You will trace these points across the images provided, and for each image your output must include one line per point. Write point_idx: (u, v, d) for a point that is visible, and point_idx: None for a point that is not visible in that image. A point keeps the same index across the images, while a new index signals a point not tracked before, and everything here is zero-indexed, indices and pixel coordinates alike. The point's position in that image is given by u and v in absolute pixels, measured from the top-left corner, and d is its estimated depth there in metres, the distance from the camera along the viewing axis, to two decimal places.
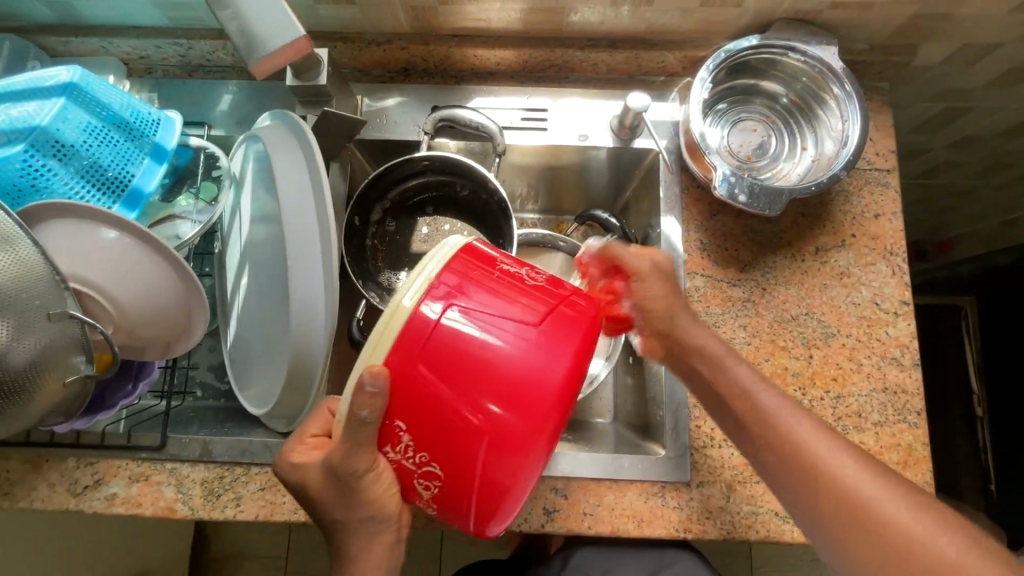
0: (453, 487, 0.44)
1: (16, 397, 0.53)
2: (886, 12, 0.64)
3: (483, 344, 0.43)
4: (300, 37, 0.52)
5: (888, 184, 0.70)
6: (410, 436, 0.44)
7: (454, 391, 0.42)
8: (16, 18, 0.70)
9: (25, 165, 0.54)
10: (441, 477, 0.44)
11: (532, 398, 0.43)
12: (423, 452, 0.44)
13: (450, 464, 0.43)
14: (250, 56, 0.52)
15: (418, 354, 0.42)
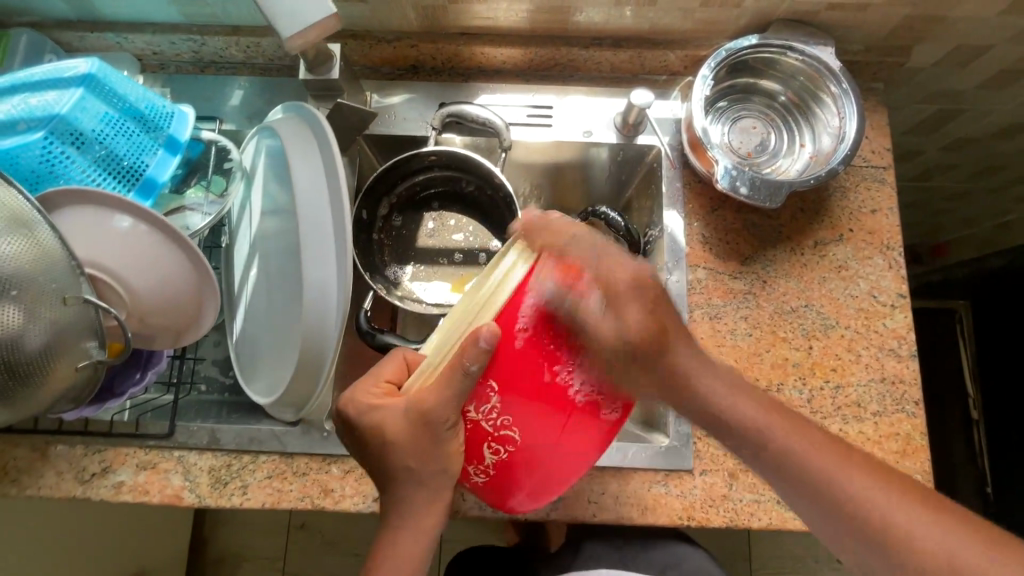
0: (526, 452, 0.51)
1: (29, 381, 0.54)
2: (880, 13, 0.66)
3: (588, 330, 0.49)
4: (329, 16, 0.51)
5: (884, 180, 0.72)
6: (500, 400, 0.48)
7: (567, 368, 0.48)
8: (35, 14, 0.72)
9: (44, 152, 0.56)
10: (517, 443, 0.50)
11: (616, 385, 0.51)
12: (507, 417, 0.49)
13: (536, 432, 0.49)
14: (279, 30, 0.50)
15: (536, 324, 0.46)
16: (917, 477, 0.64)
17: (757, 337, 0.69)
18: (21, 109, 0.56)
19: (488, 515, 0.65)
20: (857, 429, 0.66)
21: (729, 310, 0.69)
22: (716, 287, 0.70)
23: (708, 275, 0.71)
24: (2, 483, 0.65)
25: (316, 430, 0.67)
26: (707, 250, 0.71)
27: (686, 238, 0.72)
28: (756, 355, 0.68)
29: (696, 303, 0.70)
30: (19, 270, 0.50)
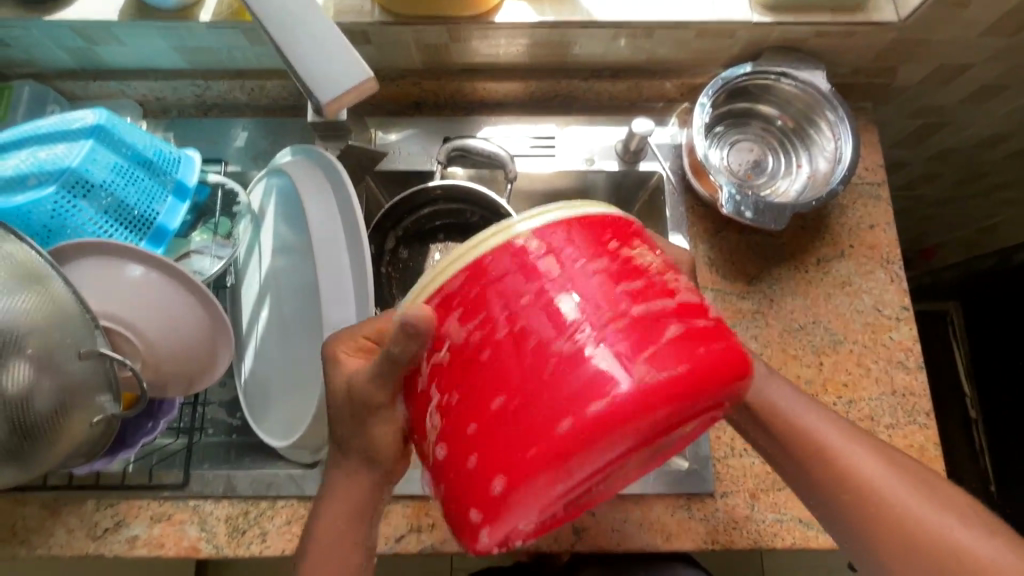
0: (467, 476, 0.36)
1: (45, 439, 0.53)
2: (866, 39, 0.69)
3: (577, 351, 0.35)
4: (365, 78, 0.47)
5: (879, 196, 0.74)
6: (455, 417, 0.37)
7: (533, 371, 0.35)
8: (36, 65, 0.72)
9: (55, 207, 0.56)
10: (459, 461, 0.37)
11: (564, 408, 0.34)
12: (459, 435, 0.36)
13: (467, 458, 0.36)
14: (316, 94, 0.46)
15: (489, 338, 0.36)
16: None
17: (769, 355, 0.69)
18: (31, 163, 0.56)
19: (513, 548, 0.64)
20: None
21: (739, 331, 0.70)
22: (725, 308, 0.71)
23: (717, 296, 0.72)
24: (11, 543, 0.64)
25: None
26: (714, 272, 0.73)
27: (693, 260, 0.73)
28: None
29: None
30: (33, 326, 0.50)
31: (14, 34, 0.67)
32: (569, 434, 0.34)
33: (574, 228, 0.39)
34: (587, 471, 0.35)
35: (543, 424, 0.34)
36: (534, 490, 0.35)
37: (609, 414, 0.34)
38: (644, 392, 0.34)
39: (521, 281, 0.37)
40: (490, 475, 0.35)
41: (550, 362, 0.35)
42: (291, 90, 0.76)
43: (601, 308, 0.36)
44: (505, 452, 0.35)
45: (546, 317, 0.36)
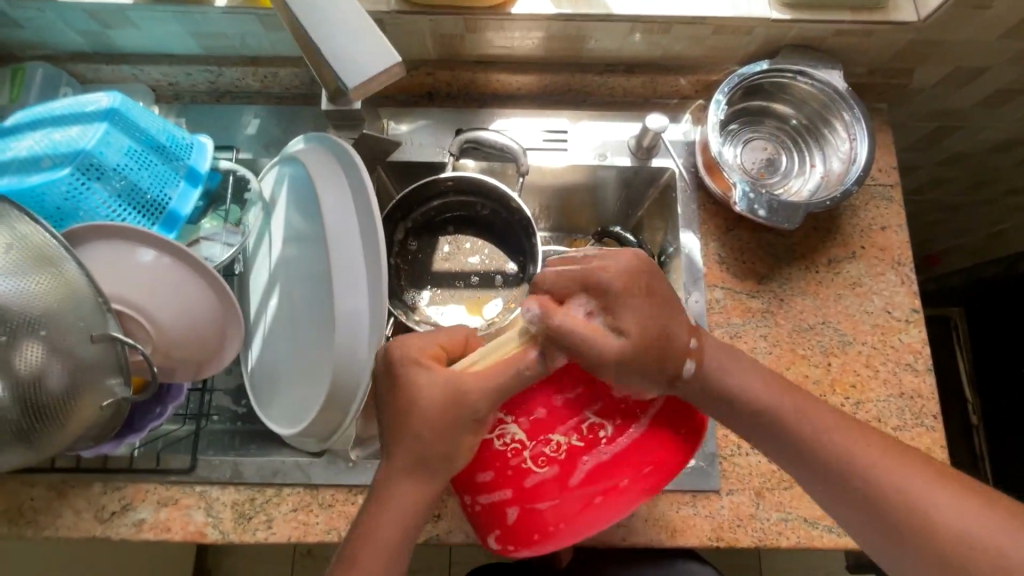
0: (524, 525, 0.51)
1: (55, 420, 0.53)
2: (884, 39, 0.68)
3: (601, 447, 0.51)
4: (394, 63, 0.47)
5: (892, 198, 0.74)
6: (513, 485, 0.51)
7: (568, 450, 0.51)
8: (49, 47, 0.72)
9: (69, 188, 0.56)
10: (519, 515, 0.51)
11: (597, 484, 0.51)
12: (517, 496, 0.51)
13: (527, 517, 0.51)
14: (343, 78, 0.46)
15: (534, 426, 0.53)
16: None
17: (778, 355, 0.69)
18: (45, 145, 0.56)
19: None
20: None
21: (748, 330, 0.70)
22: (734, 306, 0.71)
23: (726, 294, 0.72)
24: (18, 524, 0.64)
25: (341, 460, 0.66)
26: (724, 270, 0.72)
27: (703, 258, 0.73)
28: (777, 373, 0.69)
29: (715, 323, 0.70)
30: (45, 307, 0.50)
31: (29, 15, 0.66)
32: (597, 491, 0.51)
33: (581, 348, 0.54)
34: (607, 516, 0.52)
35: (580, 487, 0.51)
36: (574, 535, 0.52)
37: (620, 474, 0.51)
38: (650, 481, 0.52)
39: (556, 388, 0.54)
40: (536, 502, 0.51)
41: (593, 443, 0.52)
42: (304, 78, 0.76)
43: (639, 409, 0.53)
44: (551, 492, 0.51)
45: (602, 402, 0.53)
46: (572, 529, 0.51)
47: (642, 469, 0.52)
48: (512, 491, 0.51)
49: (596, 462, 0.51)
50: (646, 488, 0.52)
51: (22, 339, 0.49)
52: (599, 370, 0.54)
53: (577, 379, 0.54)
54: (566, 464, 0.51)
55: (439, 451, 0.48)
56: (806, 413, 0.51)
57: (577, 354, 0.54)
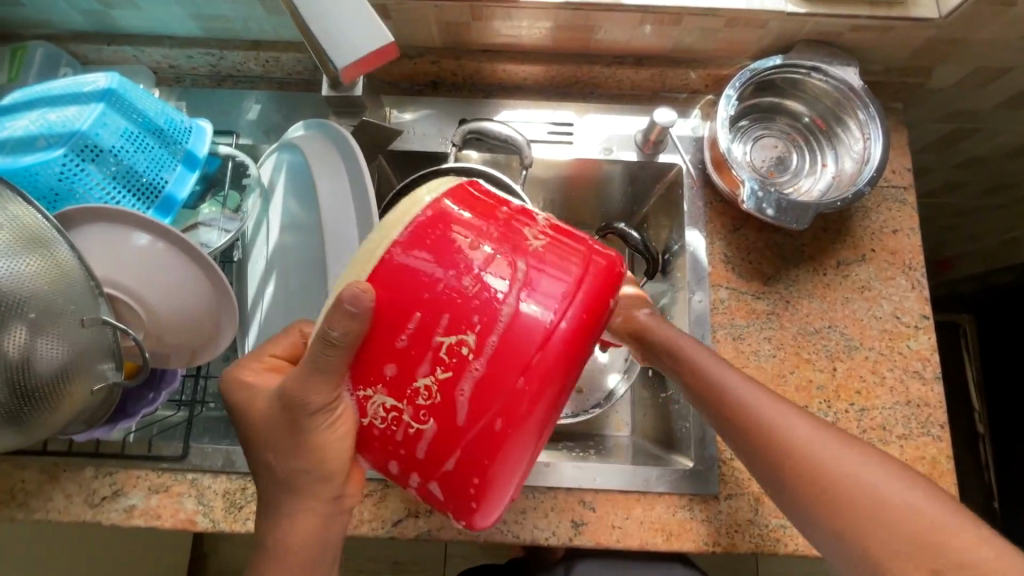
0: (445, 457, 0.40)
1: (45, 404, 0.52)
2: (903, 36, 0.66)
3: (492, 316, 0.38)
4: (387, 42, 0.46)
5: (905, 201, 0.72)
6: (405, 408, 0.39)
7: (452, 344, 0.38)
8: (50, 26, 0.71)
9: (63, 169, 0.55)
10: (432, 444, 0.39)
11: (499, 367, 0.38)
12: (414, 421, 0.39)
13: (444, 447, 0.39)
14: (334, 60, 0.45)
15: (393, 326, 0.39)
16: None
17: (781, 358, 0.68)
18: (40, 124, 0.55)
19: (510, 539, 0.63)
20: (883, 453, 0.65)
21: (752, 331, 0.69)
22: (739, 307, 0.69)
23: (731, 295, 0.70)
24: (10, 506, 0.64)
25: None
26: (730, 270, 0.71)
27: (708, 257, 0.71)
28: (780, 377, 0.67)
29: (719, 324, 0.69)
30: (36, 290, 0.49)
31: None
32: (507, 377, 0.38)
33: (435, 214, 0.41)
34: (528, 439, 0.40)
35: (480, 378, 0.38)
36: (510, 451, 0.39)
37: (529, 346, 0.38)
38: (556, 371, 0.39)
39: (424, 274, 0.39)
40: (437, 463, 0.40)
41: (460, 358, 0.38)
42: (307, 64, 0.75)
43: (499, 286, 0.39)
44: (445, 441, 0.39)
45: (449, 309, 0.39)
46: (488, 473, 0.39)
47: (538, 359, 0.38)
48: (406, 460, 0.41)
49: (494, 340, 0.38)
50: (564, 352, 0.39)
51: (10, 323, 0.48)
52: (420, 271, 0.39)
53: (400, 296, 0.39)
54: (457, 359, 0.38)
55: None
56: (749, 402, 0.50)
57: (390, 249, 0.40)
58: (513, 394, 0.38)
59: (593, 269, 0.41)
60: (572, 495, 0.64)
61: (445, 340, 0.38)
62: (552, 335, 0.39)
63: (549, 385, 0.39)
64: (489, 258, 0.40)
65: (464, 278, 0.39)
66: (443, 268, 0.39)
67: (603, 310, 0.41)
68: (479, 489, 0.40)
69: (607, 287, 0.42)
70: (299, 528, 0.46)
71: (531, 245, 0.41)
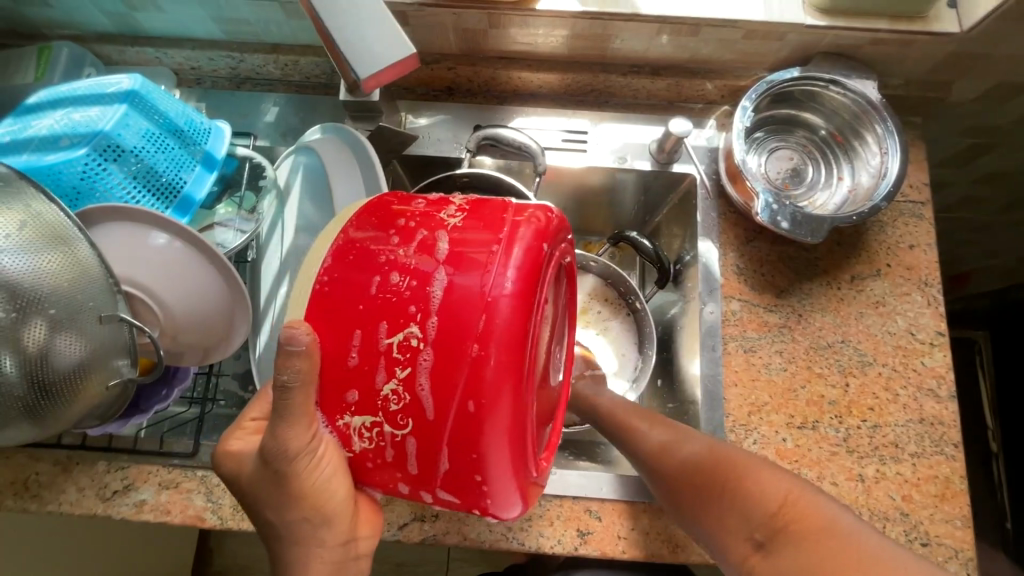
0: (433, 459, 0.39)
1: (61, 399, 0.53)
2: (924, 50, 0.65)
3: (429, 309, 0.38)
4: (409, 54, 0.46)
5: (923, 216, 0.71)
6: (380, 424, 0.40)
7: (396, 348, 0.38)
8: (76, 27, 0.73)
9: (86, 168, 0.56)
10: (419, 451, 0.39)
11: (451, 354, 0.37)
12: (394, 435, 0.39)
13: (431, 448, 0.39)
14: (354, 66, 0.45)
15: (339, 355, 0.40)
16: (957, 523, 0.62)
17: (792, 372, 0.67)
18: (65, 124, 0.57)
19: (515, 546, 0.63)
20: (895, 472, 0.64)
21: (764, 344, 0.68)
22: (750, 320, 0.69)
23: (743, 307, 0.69)
24: (23, 497, 0.65)
25: None
26: (742, 281, 0.70)
27: (720, 268, 0.71)
28: (791, 391, 0.67)
29: (730, 335, 0.68)
30: (56, 286, 0.50)
31: None
32: (461, 358, 0.37)
33: (345, 238, 0.42)
34: (511, 409, 0.38)
35: (434, 369, 0.38)
36: (491, 430, 0.38)
37: (468, 321, 0.37)
38: (512, 331, 0.37)
39: (353, 296, 0.40)
40: (430, 466, 0.40)
41: (411, 353, 0.38)
42: (325, 68, 0.76)
43: (425, 272, 0.39)
44: (428, 440, 0.39)
45: (386, 314, 0.39)
46: (482, 455, 0.38)
47: (490, 322, 0.37)
48: (405, 473, 0.41)
49: (436, 331, 0.38)
50: (507, 316, 0.37)
51: (30, 318, 0.49)
52: (349, 287, 0.40)
53: (337, 317, 0.40)
54: (408, 360, 0.38)
55: None
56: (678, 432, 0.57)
57: (316, 281, 0.41)
58: (472, 373, 0.37)
59: (520, 223, 0.40)
60: (578, 504, 0.64)
61: (394, 346, 0.38)
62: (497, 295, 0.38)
63: (504, 355, 0.37)
64: (413, 249, 0.40)
65: (394, 280, 0.39)
66: (372, 276, 0.40)
67: (541, 258, 0.40)
68: (478, 475, 0.39)
69: (538, 234, 0.40)
70: (308, 529, 0.46)
71: (446, 221, 0.41)
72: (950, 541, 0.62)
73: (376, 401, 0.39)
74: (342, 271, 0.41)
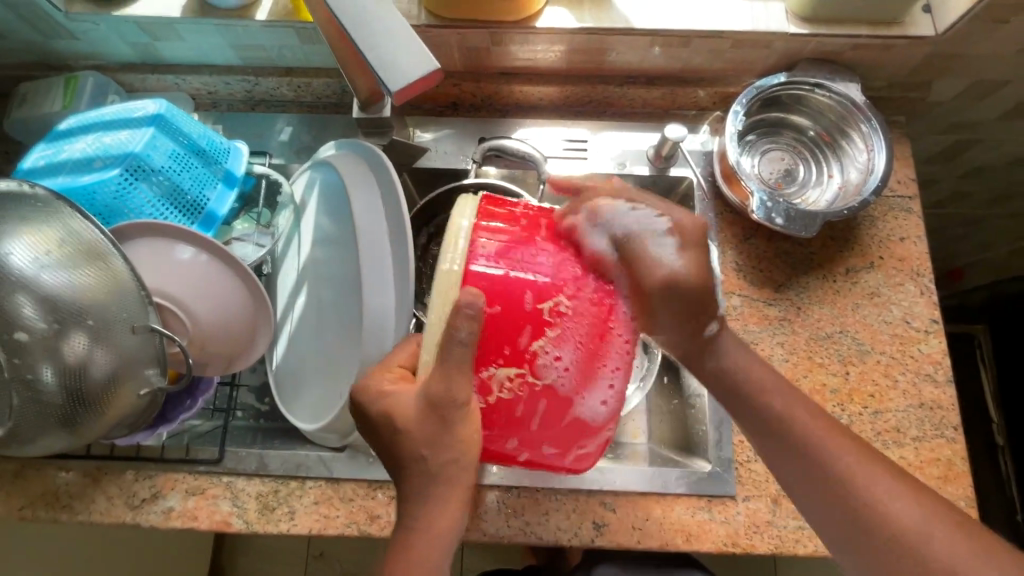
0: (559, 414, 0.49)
1: (95, 408, 0.56)
2: (903, 53, 0.69)
3: (574, 295, 0.48)
4: (434, 70, 0.48)
5: (911, 210, 0.75)
6: (525, 385, 0.48)
7: (553, 323, 0.47)
8: (99, 58, 0.77)
9: (118, 188, 0.59)
10: (551, 407, 0.49)
11: (592, 334, 0.48)
12: (534, 395, 0.48)
13: (562, 403, 0.49)
14: (385, 83, 0.47)
15: (500, 325, 0.47)
16: (961, 503, 0.65)
17: (794, 362, 0.70)
18: (96, 147, 0.60)
19: (533, 540, 0.65)
20: (898, 455, 0.66)
21: (765, 337, 0.71)
22: (752, 314, 0.72)
23: (744, 302, 0.72)
24: (54, 508, 0.67)
25: (362, 455, 0.67)
26: (742, 278, 0.73)
27: (720, 265, 0.73)
28: (793, 381, 0.69)
29: (733, 329, 0.71)
30: (93, 299, 0.53)
31: (83, 27, 0.71)
32: (597, 336, 0.49)
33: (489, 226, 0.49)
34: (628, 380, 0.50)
35: (579, 343, 0.48)
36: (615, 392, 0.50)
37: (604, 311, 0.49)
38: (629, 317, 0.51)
39: (511, 278, 0.47)
40: (556, 419, 0.50)
41: (562, 333, 0.47)
42: (336, 88, 0.80)
43: (571, 266, 0.49)
44: (561, 399, 0.49)
45: (540, 295, 0.47)
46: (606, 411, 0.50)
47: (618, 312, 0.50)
48: (527, 427, 0.50)
49: (581, 312, 0.48)
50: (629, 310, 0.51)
51: (70, 330, 0.52)
52: (505, 271, 0.48)
53: (501, 295, 0.47)
54: (564, 333, 0.47)
55: (447, 460, 0.50)
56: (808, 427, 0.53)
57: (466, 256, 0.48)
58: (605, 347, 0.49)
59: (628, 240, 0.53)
60: (593, 497, 0.66)
61: (552, 321, 0.47)
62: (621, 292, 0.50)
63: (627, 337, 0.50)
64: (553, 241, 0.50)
65: (547, 268, 0.48)
66: (519, 259, 0.48)
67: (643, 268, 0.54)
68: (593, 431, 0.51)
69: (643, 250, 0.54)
70: None
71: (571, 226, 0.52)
72: None
73: (530, 365, 0.47)
74: (496, 257, 0.48)
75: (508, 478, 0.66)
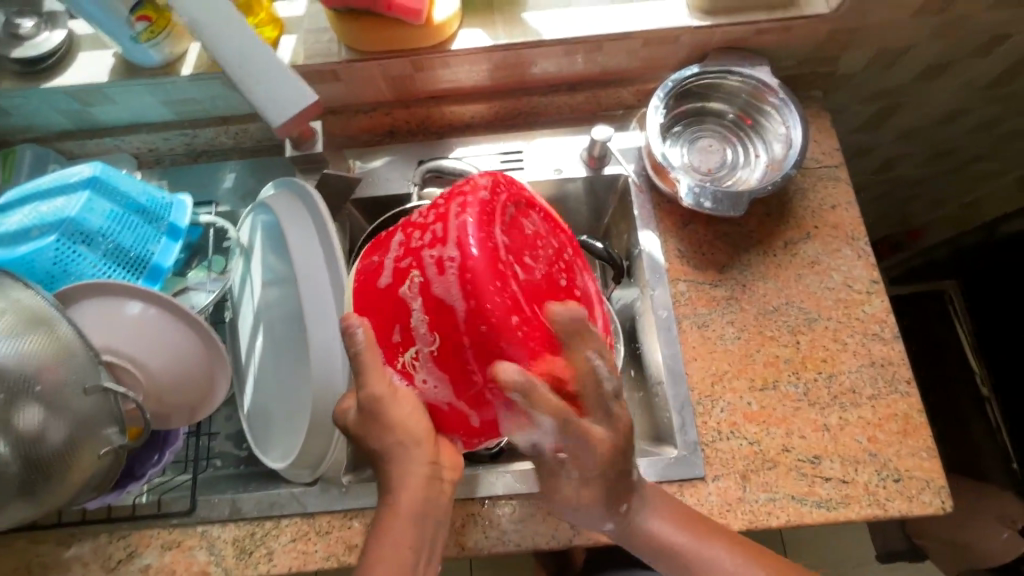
0: (469, 373, 0.48)
1: (55, 475, 0.56)
2: (804, 32, 0.72)
3: (420, 261, 0.48)
4: (310, 100, 0.51)
5: (840, 177, 0.77)
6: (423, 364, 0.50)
7: (408, 299, 0.49)
8: (35, 130, 0.78)
9: (57, 253, 0.61)
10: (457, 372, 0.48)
11: (445, 291, 0.47)
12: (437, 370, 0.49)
13: (462, 361, 0.48)
14: (266, 120, 0.50)
15: (384, 324, 0.51)
16: (923, 454, 0.66)
17: (746, 338, 0.72)
18: (33, 217, 0.61)
19: (512, 548, 0.65)
20: (856, 415, 0.68)
21: (715, 318, 0.73)
22: (700, 297, 0.74)
23: (690, 287, 0.74)
24: None
25: (335, 487, 0.68)
26: (686, 263, 0.75)
27: (663, 254, 0.76)
28: (747, 357, 0.71)
29: (683, 314, 0.73)
30: (41, 366, 0.53)
31: (14, 103, 0.72)
32: (456, 287, 0.46)
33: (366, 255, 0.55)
34: (514, 324, 0.45)
35: (443, 306, 0.47)
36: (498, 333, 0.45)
37: (448, 261, 0.46)
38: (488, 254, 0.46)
39: (378, 282, 0.51)
40: (471, 380, 0.48)
41: (420, 304, 0.48)
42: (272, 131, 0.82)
43: (417, 233, 0.50)
44: (458, 362, 0.48)
45: (395, 279, 0.50)
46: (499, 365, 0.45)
47: (466, 253, 0.46)
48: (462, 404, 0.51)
49: (429, 277, 0.47)
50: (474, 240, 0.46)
51: (19, 401, 0.52)
52: (371, 282, 0.52)
53: (375, 305, 0.51)
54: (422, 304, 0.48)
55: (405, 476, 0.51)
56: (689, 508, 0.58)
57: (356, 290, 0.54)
58: (472, 293, 0.45)
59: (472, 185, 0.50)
60: None
61: (412, 292, 0.48)
62: (467, 236, 0.46)
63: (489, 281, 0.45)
64: (399, 231, 0.52)
65: (397, 256, 0.50)
66: (377, 261, 0.52)
67: (493, 202, 0.49)
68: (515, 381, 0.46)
69: (489, 185, 0.50)
70: None
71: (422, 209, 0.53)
72: (920, 473, 0.66)
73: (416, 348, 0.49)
74: (366, 276, 0.53)
75: (481, 489, 0.66)
